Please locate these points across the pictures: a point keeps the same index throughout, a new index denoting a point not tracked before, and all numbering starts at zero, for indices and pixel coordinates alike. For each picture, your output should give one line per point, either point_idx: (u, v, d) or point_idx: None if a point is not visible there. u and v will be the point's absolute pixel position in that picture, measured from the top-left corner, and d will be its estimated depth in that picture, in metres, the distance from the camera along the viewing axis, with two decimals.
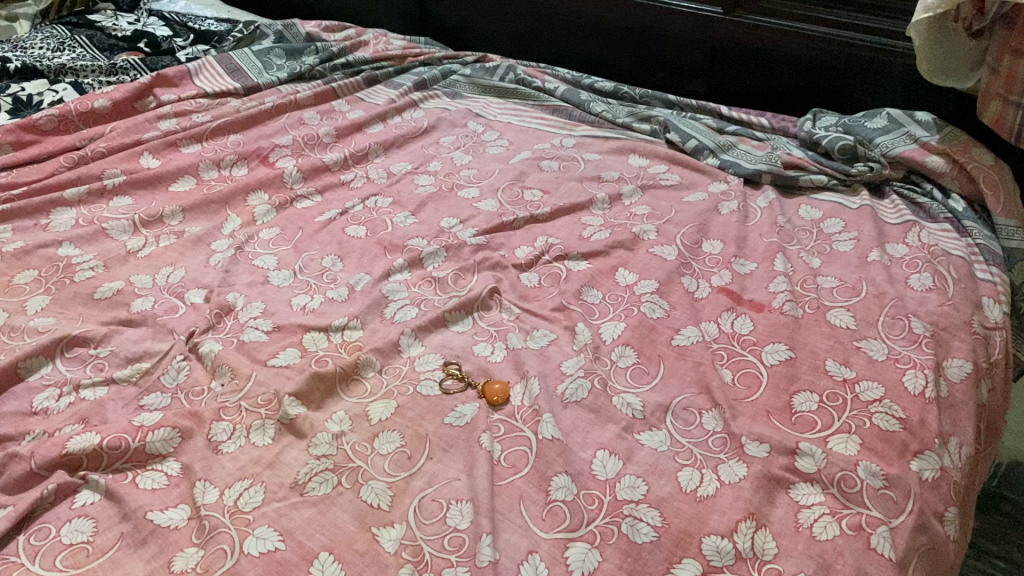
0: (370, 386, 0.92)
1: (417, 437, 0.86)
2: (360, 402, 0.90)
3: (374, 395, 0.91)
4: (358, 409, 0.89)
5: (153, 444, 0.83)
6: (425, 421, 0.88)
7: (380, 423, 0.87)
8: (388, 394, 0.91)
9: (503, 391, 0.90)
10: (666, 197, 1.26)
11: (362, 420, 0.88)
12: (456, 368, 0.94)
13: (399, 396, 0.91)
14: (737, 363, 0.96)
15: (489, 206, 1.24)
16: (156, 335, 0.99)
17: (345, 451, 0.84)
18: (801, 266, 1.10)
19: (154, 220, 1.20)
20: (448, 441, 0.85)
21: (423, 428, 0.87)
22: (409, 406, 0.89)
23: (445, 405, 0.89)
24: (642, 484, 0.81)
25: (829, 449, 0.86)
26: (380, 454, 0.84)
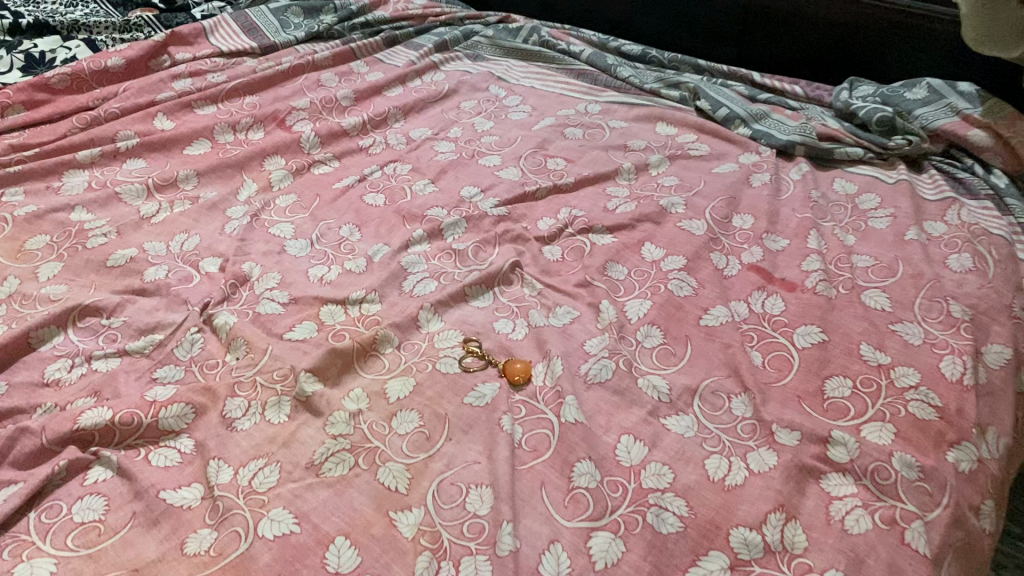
0: (389, 362, 0.90)
1: (437, 417, 0.84)
2: (379, 378, 0.87)
3: (393, 371, 0.88)
4: (376, 386, 0.87)
5: (165, 420, 0.81)
6: (445, 401, 0.85)
7: (399, 402, 0.85)
8: (407, 371, 0.89)
9: (526, 370, 0.88)
10: (695, 168, 1.21)
11: (380, 398, 0.85)
12: (476, 344, 0.92)
13: (419, 373, 0.88)
14: (767, 345, 0.93)
15: (511, 175, 1.20)
16: (170, 306, 0.96)
17: (363, 430, 0.82)
18: (835, 243, 1.06)
19: (168, 184, 1.17)
20: (468, 423, 0.83)
21: (443, 408, 0.85)
22: (428, 385, 0.87)
23: (465, 385, 0.87)
24: (667, 471, 0.79)
25: (862, 438, 0.82)
26: (399, 433, 0.82)
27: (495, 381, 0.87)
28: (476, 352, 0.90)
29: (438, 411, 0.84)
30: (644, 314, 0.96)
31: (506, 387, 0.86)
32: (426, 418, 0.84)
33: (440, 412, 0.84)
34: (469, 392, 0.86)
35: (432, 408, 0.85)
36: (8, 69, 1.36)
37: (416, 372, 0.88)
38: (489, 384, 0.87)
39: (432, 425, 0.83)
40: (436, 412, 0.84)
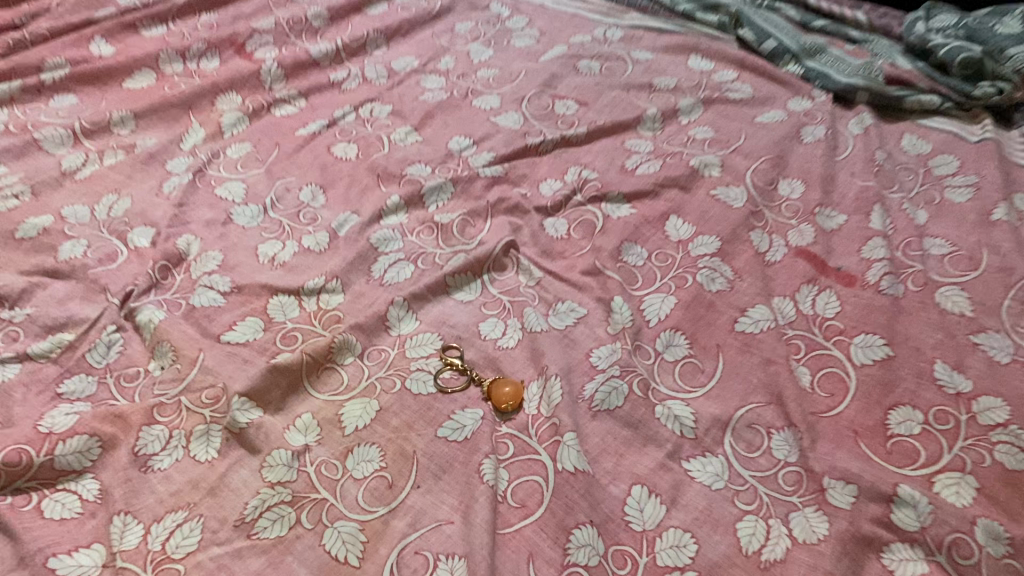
0: (348, 377, 0.72)
1: (404, 456, 0.67)
2: (334, 401, 0.71)
3: (351, 391, 0.71)
4: (329, 412, 0.70)
5: (64, 458, 0.64)
6: (414, 434, 0.69)
7: (358, 434, 0.68)
8: (369, 390, 0.72)
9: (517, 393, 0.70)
10: (734, 116, 1.00)
11: (334, 429, 0.69)
12: (457, 356, 0.74)
13: (384, 394, 0.71)
14: (817, 360, 0.76)
15: (511, 122, 1.00)
16: (86, 294, 0.79)
17: (310, 474, 0.65)
18: (903, 222, 0.86)
19: (99, 129, 0.97)
20: (442, 465, 0.67)
21: (411, 444, 0.68)
22: (395, 411, 0.70)
23: (440, 413, 0.70)
24: (690, 541, 0.62)
25: (936, 497, 0.64)
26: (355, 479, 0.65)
27: (476, 408, 0.70)
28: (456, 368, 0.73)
29: (404, 448, 0.68)
30: (667, 315, 0.78)
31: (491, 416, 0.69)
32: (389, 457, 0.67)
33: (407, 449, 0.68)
34: (445, 423, 0.69)
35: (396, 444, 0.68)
36: None
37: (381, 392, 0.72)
38: (472, 413, 0.70)
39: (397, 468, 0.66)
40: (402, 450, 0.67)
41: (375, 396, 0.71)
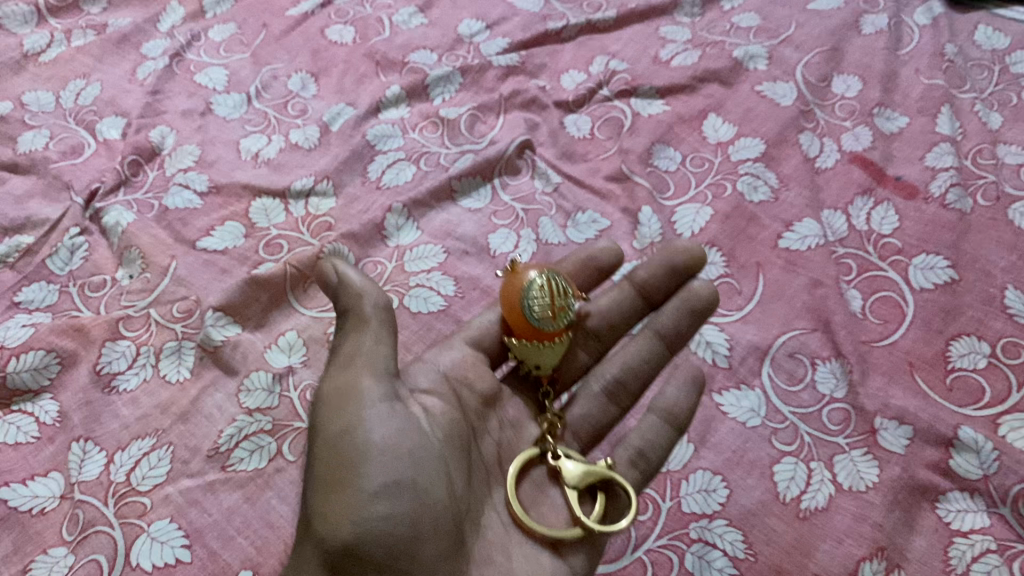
0: (364, 290, 0.48)
1: (363, 461, 0.43)
2: (351, 330, 0.48)
3: (377, 309, 0.48)
4: (365, 336, 0.47)
5: (18, 376, 0.58)
6: (440, 456, 0.47)
7: (537, 533, 0.48)
8: (699, 261, 0.60)
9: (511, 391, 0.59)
10: (784, 3, 0.89)
11: (352, 389, 0.45)
12: (527, 278, 0.54)
13: (643, 294, 0.61)
14: (871, 282, 0.66)
15: (530, 4, 0.89)
16: (48, 193, 0.70)
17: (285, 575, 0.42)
18: (974, 124, 0.76)
19: (67, 6, 0.87)
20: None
21: (517, 530, 0.49)
22: (391, 360, 0.48)
23: (572, 487, 0.50)
24: (719, 485, 0.55)
25: (1002, 441, 0.57)
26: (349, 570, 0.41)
27: (637, 476, 0.54)
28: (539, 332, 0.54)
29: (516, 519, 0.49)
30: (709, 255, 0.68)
31: (538, 480, 0.53)
32: None
33: (506, 540, 0.49)
34: (499, 487, 0.51)
35: (340, 417, 0.44)
36: None
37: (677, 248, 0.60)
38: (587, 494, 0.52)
39: (426, 539, 0.43)
40: (529, 550, 0.49)
41: (695, 258, 0.60)
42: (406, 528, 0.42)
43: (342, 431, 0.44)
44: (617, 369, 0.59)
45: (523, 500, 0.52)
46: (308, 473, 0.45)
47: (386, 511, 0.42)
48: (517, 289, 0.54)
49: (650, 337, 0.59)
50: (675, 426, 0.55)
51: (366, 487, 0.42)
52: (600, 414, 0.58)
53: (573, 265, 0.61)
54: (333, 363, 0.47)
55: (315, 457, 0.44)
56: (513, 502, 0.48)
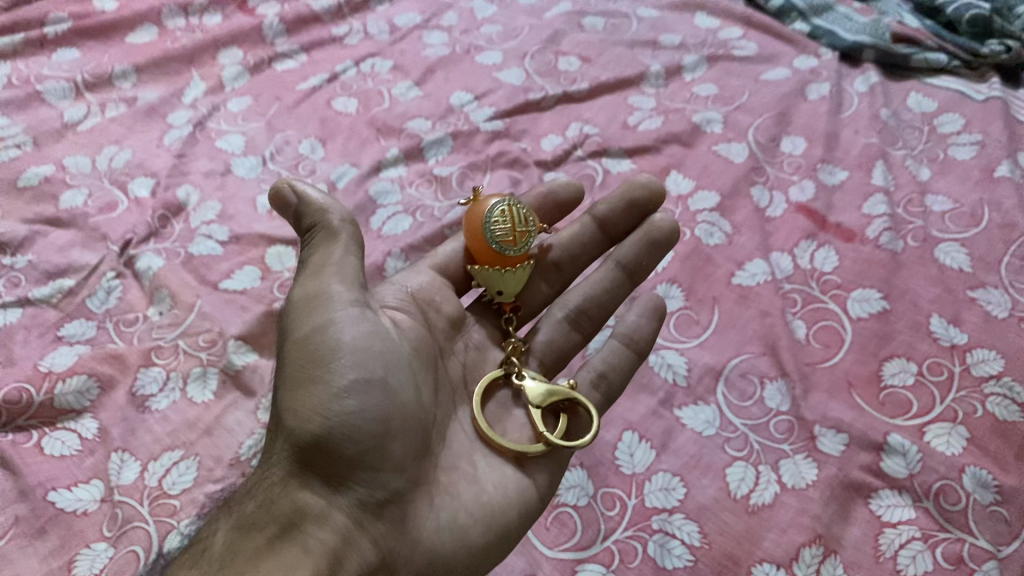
0: (329, 211, 0.58)
1: (334, 355, 0.53)
2: (320, 246, 0.58)
3: (342, 223, 0.58)
4: (332, 249, 0.57)
5: (63, 398, 0.66)
6: (403, 359, 0.56)
7: (506, 449, 0.58)
8: (653, 199, 0.70)
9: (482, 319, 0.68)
10: (739, 74, 1.00)
11: (322, 297, 0.55)
12: (489, 206, 0.63)
13: (602, 227, 0.71)
14: (814, 312, 0.75)
15: (513, 77, 1.00)
16: (86, 242, 0.80)
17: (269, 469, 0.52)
18: (905, 178, 0.86)
19: (101, 82, 0.98)
20: (522, 500, 0.57)
21: (482, 442, 0.59)
22: (357, 275, 0.58)
23: (535, 405, 0.60)
24: (677, 484, 0.63)
25: (926, 446, 0.66)
26: (323, 452, 0.51)
27: (601, 395, 0.64)
28: (504, 256, 0.64)
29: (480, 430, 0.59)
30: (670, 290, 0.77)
31: (504, 401, 0.63)
32: (486, 482, 0.57)
33: (472, 450, 0.59)
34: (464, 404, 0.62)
35: (314, 320, 0.54)
36: None
37: (633, 184, 0.70)
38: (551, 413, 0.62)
39: (392, 429, 0.53)
40: (494, 460, 0.59)
41: (652, 192, 0.70)
42: (374, 417, 0.52)
43: (315, 333, 0.54)
44: (581, 299, 0.68)
45: (489, 418, 0.61)
46: (286, 370, 0.54)
47: (355, 403, 0.51)
48: (482, 218, 0.63)
49: (612, 265, 0.68)
50: (635, 349, 0.65)
51: (337, 382, 0.52)
52: (565, 337, 0.67)
53: (538, 201, 0.71)
54: (304, 273, 0.57)
55: (291, 357, 0.54)
56: (479, 416, 0.58)
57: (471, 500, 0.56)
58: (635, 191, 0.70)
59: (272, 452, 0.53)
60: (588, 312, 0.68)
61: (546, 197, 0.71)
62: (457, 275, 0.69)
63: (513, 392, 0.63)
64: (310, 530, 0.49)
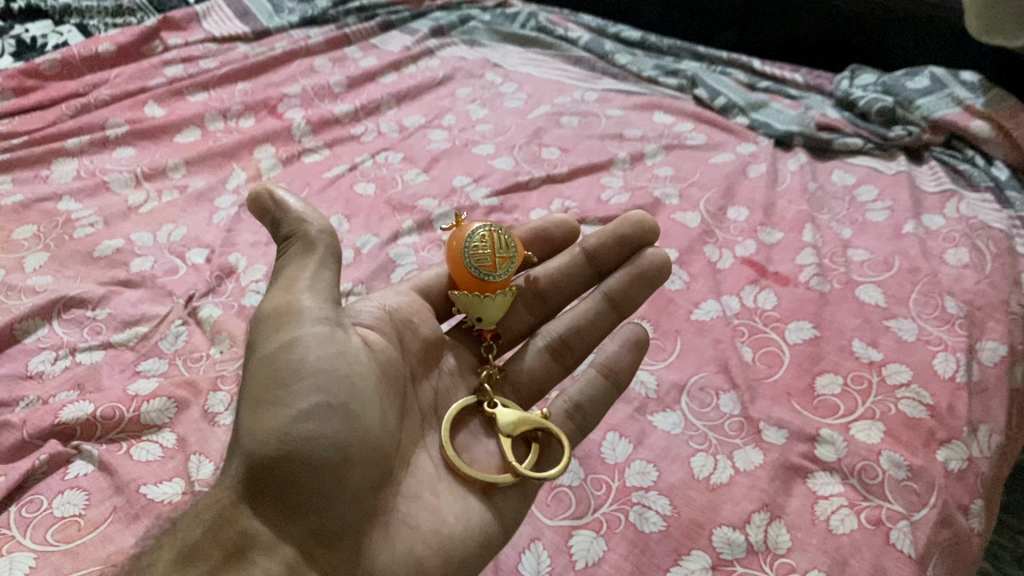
0: (308, 221, 0.65)
1: (298, 378, 0.58)
2: (297, 257, 0.65)
3: (319, 237, 0.65)
4: (306, 263, 0.64)
5: (147, 414, 0.81)
6: (370, 383, 0.62)
7: (472, 479, 0.65)
8: (643, 234, 0.81)
9: (465, 344, 0.78)
10: (692, 159, 1.20)
11: (295, 312, 0.61)
12: (470, 231, 0.72)
13: (591, 259, 0.82)
14: (758, 340, 0.92)
15: (504, 164, 1.19)
16: (154, 298, 0.95)
17: (223, 486, 0.58)
18: (830, 236, 1.05)
19: (157, 173, 1.16)
20: (482, 531, 0.64)
21: (447, 471, 0.66)
22: (330, 289, 0.64)
23: (505, 434, 0.67)
24: (652, 469, 0.78)
25: (851, 437, 0.82)
26: (277, 479, 0.56)
27: (571, 426, 0.73)
28: (490, 282, 0.72)
29: (449, 460, 0.65)
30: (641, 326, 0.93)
31: (477, 431, 0.70)
32: (445, 513, 0.63)
33: (437, 481, 0.65)
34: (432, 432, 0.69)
35: (283, 336, 0.60)
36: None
37: (624, 222, 0.82)
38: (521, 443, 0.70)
39: (351, 457, 0.58)
40: (459, 491, 0.65)
41: (644, 226, 0.81)
42: (332, 444, 0.57)
43: (282, 350, 0.60)
44: (564, 327, 0.78)
45: (460, 446, 0.69)
46: (251, 387, 0.60)
47: (315, 427, 0.57)
48: (466, 243, 0.72)
49: (597, 294, 0.79)
50: (610, 376, 0.75)
51: (298, 405, 0.57)
52: (544, 360, 0.77)
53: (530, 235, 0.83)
54: (277, 285, 0.64)
55: (258, 372, 0.60)
56: (447, 447, 0.65)
57: (427, 529, 0.62)
58: (626, 227, 0.81)
59: (226, 470, 0.58)
60: (572, 338, 0.78)
61: (541, 231, 0.84)
62: (439, 299, 0.78)
63: (485, 424, 0.71)
64: (255, 560, 0.55)
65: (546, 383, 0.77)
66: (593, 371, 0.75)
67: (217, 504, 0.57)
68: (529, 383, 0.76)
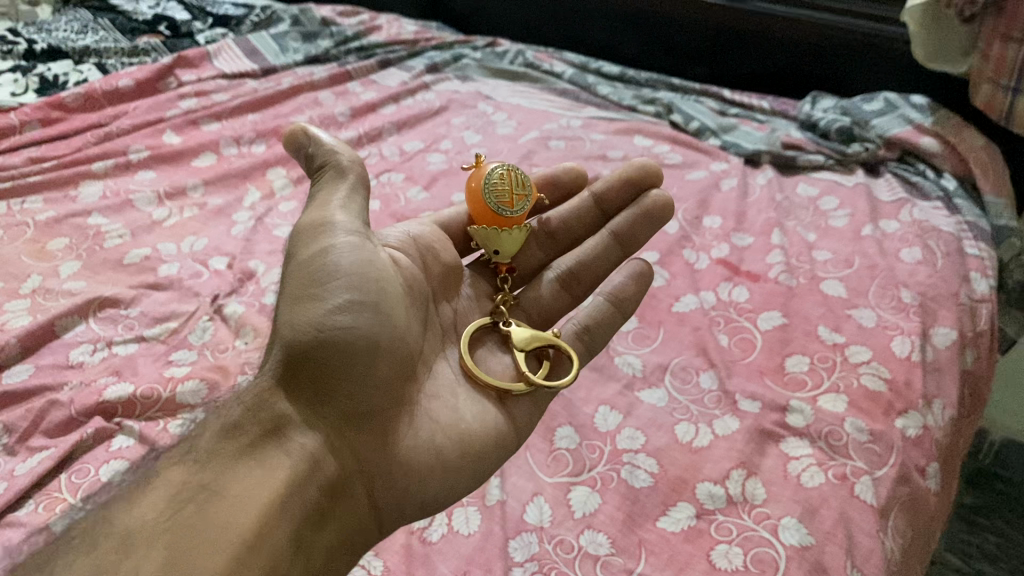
0: (339, 154, 0.78)
1: (332, 277, 0.69)
2: (330, 184, 0.76)
3: (351, 167, 0.77)
4: (338, 188, 0.76)
5: (182, 394, 0.88)
6: (393, 288, 0.73)
7: (490, 387, 0.75)
8: (648, 178, 0.93)
9: (483, 276, 0.89)
10: (670, 176, 1.31)
11: (330, 225, 0.72)
12: (490, 172, 0.84)
13: (599, 203, 0.94)
14: (733, 328, 1.01)
15: None
16: (182, 298, 1.04)
17: (264, 376, 0.67)
18: (796, 239, 1.16)
19: (177, 192, 1.25)
20: (496, 430, 0.73)
21: (465, 378, 0.77)
22: (359, 210, 0.75)
23: (520, 349, 0.78)
24: (640, 435, 0.87)
25: (818, 406, 0.91)
26: (313, 362, 0.66)
27: (580, 345, 0.83)
28: (507, 220, 0.84)
29: (468, 368, 0.76)
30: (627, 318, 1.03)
31: (493, 348, 0.81)
32: (462, 411, 0.73)
33: (456, 385, 0.75)
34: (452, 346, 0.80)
35: (319, 245, 0.71)
36: (25, 90, 1.49)
37: (630, 168, 0.94)
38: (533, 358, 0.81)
39: (378, 347, 0.69)
40: (476, 396, 0.75)
41: (649, 171, 0.93)
42: (360, 333, 0.68)
43: (320, 255, 0.70)
44: (574, 261, 0.90)
45: (478, 359, 0.80)
46: (290, 288, 0.70)
47: (348, 319, 0.68)
48: (486, 182, 0.83)
49: (605, 232, 0.91)
50: (616, 300, 0.85)
51: (334, 300, 0.68)
52: (553, 291, 0.88)
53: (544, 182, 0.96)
54: (312, 207, 0.75)
55: (296, 276, 0.70)
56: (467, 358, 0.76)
57: (446, 422, 0.71)
58: (632, 171, 0.94)
59: (267, 359, 0.67)
60: (580, 271, 0.90)
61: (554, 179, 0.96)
62: (459, 235, 0.91)
63: (501, 342, 0.82)
64: (292, 434, 0.63)
65: (555, 309, 0.88)
66: (600, 296, 0.85)
67: (258, 388, 0.65)
68: (539, 308, 0.88)
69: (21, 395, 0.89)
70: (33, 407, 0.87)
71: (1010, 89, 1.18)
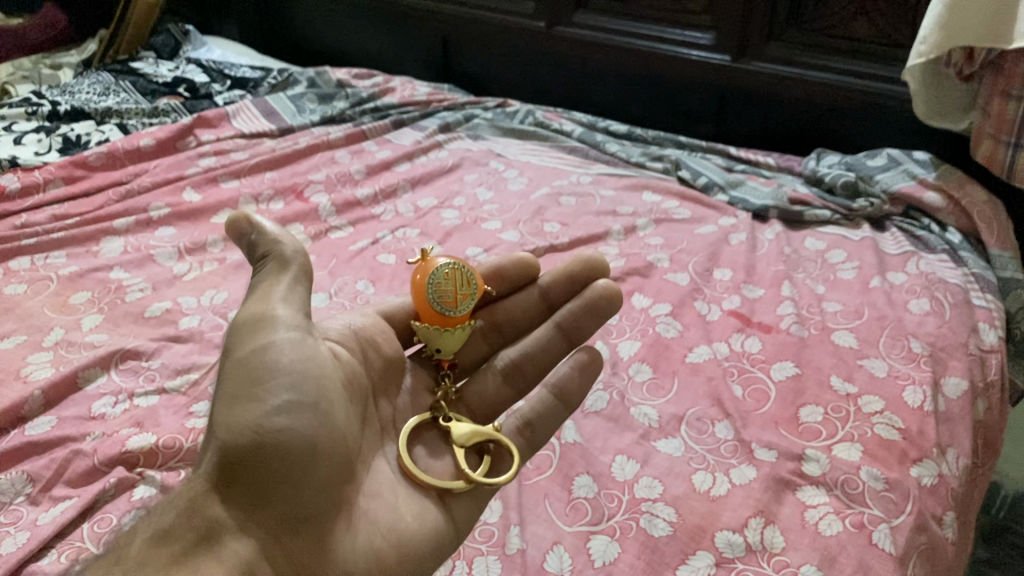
0: (282, 243, 0.76)
1: (271, 376, 0.67)
2: (272, 273, 0.75)
3: (295, 257, 0.76)
4: (280, 278, 0.74)
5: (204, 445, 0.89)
6: (334, 385, 0.71)
7: (429, 486, 0.74)
8: (594, 272, 0.94)
9: (426, 369, 0.88)
10: (679, 230, 1.33)
11: (270, 319, 0.71)
12: (436, 267, 0.82)
13: (546, 294, 0.94)
14: (747, 379, 1.03)
15: (511, 237, 1.32)
16: (202, 350, 1.06)
17: (196, 478, 0.65)
18: (806, 291, 1.18)
19: (197, 248, 1.28)
20: (435, 529, 0.73)
21: (403, 477, 0.75)
22: (300, 302, 0.74)
23: (460, 445, 0.76)
24: (657, 484, 0.88)
25: (833, 455, 0.91)
26: (247, 468, 0.64)
27: (523, 441, 0.81)
28: (449, 319, 0.83)
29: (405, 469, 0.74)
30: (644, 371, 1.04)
31: (432, 447, 0.80)
32: (403, 510, 0.72)
33: (395, 483, 0.74)
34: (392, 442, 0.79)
35: (257, 340, 0.69)
36: (48, 149, 1.53)
37: (577, 262, 0.94)
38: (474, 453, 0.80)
39: (316, 449, 0.67)
40: (415, 494, 0.74)
41: (597, 266, 0.94)
42: (299, 436, 0.66)
43: (258, 352, 0.69)
44: (521, 356, 0.89)
45: (417, 457, 0.78)
46: (226, 386, 0.68)
47: (285, 421, 0.66)
48: (429, 278, 0.82)
49: (552, 326, 0.91)
50: (561, 398, 0.84)
51: (272, 401, 0.66)
52: (499, 384, 0.88)
53: (490, 272, 0.92)
54: (253, 298, 0.74)
55: (232, 375, 0.68)
56: (405, 456, 0.74)
57: (387, 526, 0.70)
58: (580, 265, 0.94)
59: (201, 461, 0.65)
60: (524, 362, 0.89)
61: (500, 269, 0.92)
62: (402, 327, 0.89)
63: (442, 439, 0.81)
64: (224, 541, 0.62)
65: (498, 404, 0.88)
66: (545, 391, 0.84)
67: (191, 491, 0.63)
68: (482, 403, 0.87)
69: (44, 445, 0.91)
70: (57, 457, 0.88)
71: (1010, 145, 1.22)
